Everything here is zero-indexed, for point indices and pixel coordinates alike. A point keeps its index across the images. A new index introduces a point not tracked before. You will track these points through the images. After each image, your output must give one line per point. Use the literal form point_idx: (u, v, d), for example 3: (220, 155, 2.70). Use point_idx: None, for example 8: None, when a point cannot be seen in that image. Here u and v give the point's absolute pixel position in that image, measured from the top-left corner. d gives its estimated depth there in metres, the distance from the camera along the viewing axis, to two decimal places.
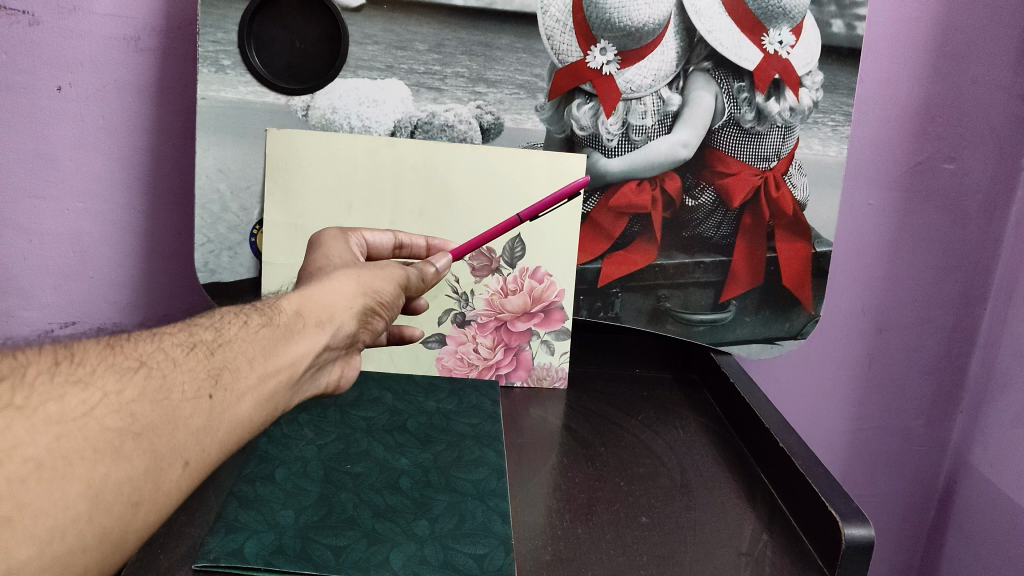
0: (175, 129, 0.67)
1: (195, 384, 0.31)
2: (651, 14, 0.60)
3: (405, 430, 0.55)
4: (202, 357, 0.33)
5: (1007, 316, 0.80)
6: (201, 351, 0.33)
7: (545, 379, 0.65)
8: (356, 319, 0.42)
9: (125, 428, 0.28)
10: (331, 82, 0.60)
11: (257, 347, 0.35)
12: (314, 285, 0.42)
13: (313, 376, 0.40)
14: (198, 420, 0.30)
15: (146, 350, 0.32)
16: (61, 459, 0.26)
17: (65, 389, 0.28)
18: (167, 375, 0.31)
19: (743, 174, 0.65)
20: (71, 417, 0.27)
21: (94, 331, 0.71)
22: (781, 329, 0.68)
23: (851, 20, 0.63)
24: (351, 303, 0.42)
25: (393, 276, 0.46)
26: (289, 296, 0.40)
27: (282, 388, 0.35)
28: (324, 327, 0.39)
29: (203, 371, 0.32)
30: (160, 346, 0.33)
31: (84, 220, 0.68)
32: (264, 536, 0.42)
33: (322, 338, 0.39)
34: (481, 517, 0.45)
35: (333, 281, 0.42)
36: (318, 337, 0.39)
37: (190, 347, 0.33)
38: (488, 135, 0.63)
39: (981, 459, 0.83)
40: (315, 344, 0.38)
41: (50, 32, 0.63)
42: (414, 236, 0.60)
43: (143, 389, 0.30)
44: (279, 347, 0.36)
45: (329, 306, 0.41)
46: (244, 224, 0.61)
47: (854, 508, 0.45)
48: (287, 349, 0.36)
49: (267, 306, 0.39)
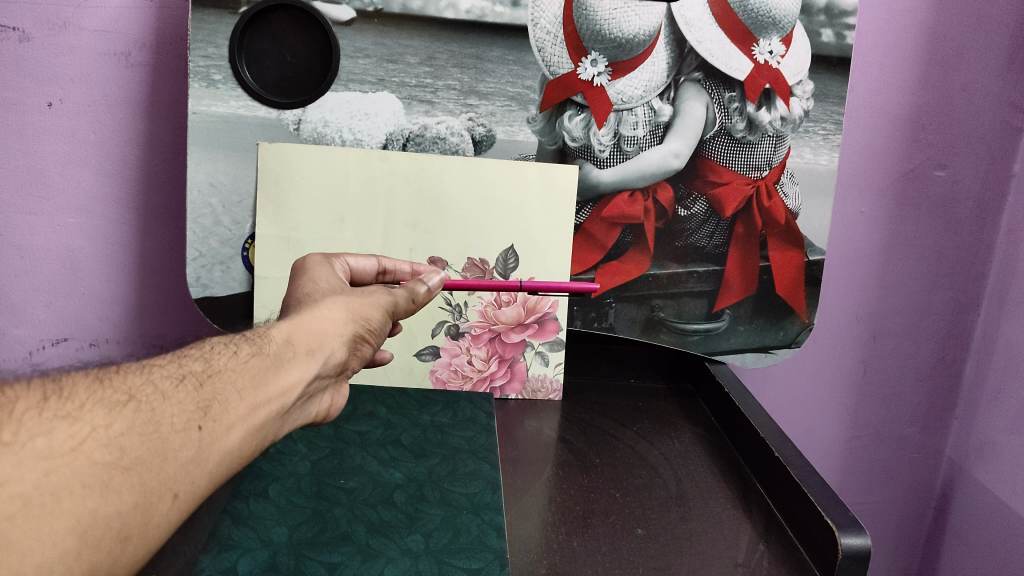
0: (167, 144, 0.67)
1: (184, 416, 0.31)
2: (641, 25, 0.61)
3: (399, 444, 0.54)
4: (192, 389, 0.33)
5: (1000, 322, 0.80)
6: (190, 383, 0.33)
7: (540, 392, 0.65)
8: (346, 345, 0.42)
9: (113, 462, 0.28)
10: (322, 96, 0.60)
11: (247, 377, 0.35)
12: (303, 313, 0.42)
13: (304, 405, 0.40)
14: (187, 452, 0.30)
15: (134, 382, 0.32)
16: (49, 495, 0.26)
17: (54, 423, 0.28)
18: (155, 408, 0.31)
19: (734, 184, 0.65)
20: (59, 452, 0.27)
21: (86, 347, 0.70)
22: (776, 338, 0.68)
23: (840, 30, 0.64)
24: (341, 330, 0.42)
25: (382, 302, 0.46)
26: (279, 325, 0.40)
27: (272, 418, 0.35)
28: (314, 356, 0.39)
29: (192, 403, 0.32)
30: (149, 378, 0.32)
31: (75, 235, 0.67)
32: (258, 553, 0.42)
33: (314, 366, 0.39)
34: (476, 532, 0.45)
35: (323, 308, 0.42)
36: (308, 366, 0.39)
37: (179, 378, 0.33)
38: (480, 147, 0.63)
39: (976, 466, 0.83)
40: (305, 373, 0.38)
41: (41, 48, 0.63)
42: (398, 261, 0.57)
43: (132, 423, 0.30)
44: (270, 376, 0.36)
45: (320, 334, 0.41)
46: (236, 238, 0.61)
47: (849, 517, 0.45)
48: (278, 378, 0.36)
49: (257, 335, 0.39)
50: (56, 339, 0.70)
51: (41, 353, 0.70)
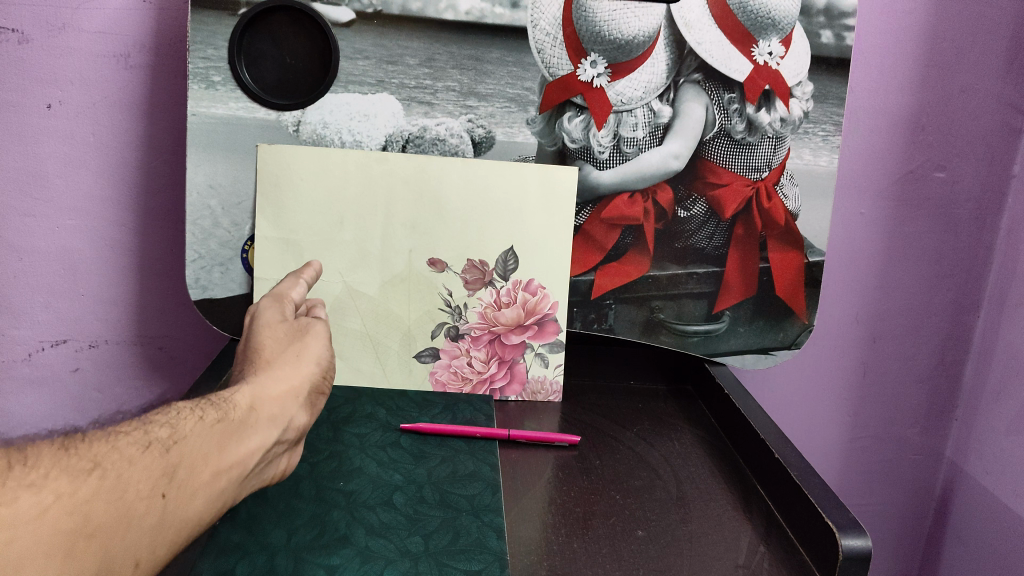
0: (166, 146, 0.67)
1: (151, 482, 0.32)
2: (640, 26, 0.61)
3: (398, 446, 0.54)
4: (161, 454, 0.33)
5: (1001, 323, 0.80)
6: (157, 449, 0.33)
7: (539, 394, 0.64)
8: (302, 407, 0.46)
9: (77, 529, 0.28)
10: (322, 98, 0.60)
11: (211, 443, 0.37)
12: (265, 378, 0.45)
13: (261, 470, 0.42)
14: (151, 519, 0.31)
15: (100, 451, 0.31)
16: (13, 564, 0.25)
17: (19, 491, 0.27)
18: (122, 475, 0.31)
19: (734, 185, 0.65)
20: (24, 519, 0.26)
21: (85, 349, 0.70)
22: (775, 339, 0.68)
23: (840, 31, 0.64)
24: (297, 392, 0.46)
25: (324, 333, 0.52)
26: (241, 390, 0.43)
27: (230, 485, 0.37)
28: (276, 422, 0.42)
29: (160, 468, 0.33)
30: (115, 444, 0.32)
31: (74, 237, 0.67)
32: (256, 556, 0.41)
33: (275, 432, 0.42)
34: (476, 533, 0.45)
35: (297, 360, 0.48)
36: (269, 432, 0.41)
37: (146, 444, 0.33)
38: (480, 149, 0.63)
39: (977, 467, 0.83)
40: (266, 438, 0.41)
41: (40, 49, 0.63)
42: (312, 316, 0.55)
43: (99, 489, 0.29)
44: (232, 443, 0.38)
45: (279, 399, 0.44)
46: (235, 240, 0.61)
47: (850, 518, 0.45)
48: (238, 446, 0.39)
49: (219, 400, 0.41)
50: (56, 341, 0.69)
51: (39, 355, 0.69)
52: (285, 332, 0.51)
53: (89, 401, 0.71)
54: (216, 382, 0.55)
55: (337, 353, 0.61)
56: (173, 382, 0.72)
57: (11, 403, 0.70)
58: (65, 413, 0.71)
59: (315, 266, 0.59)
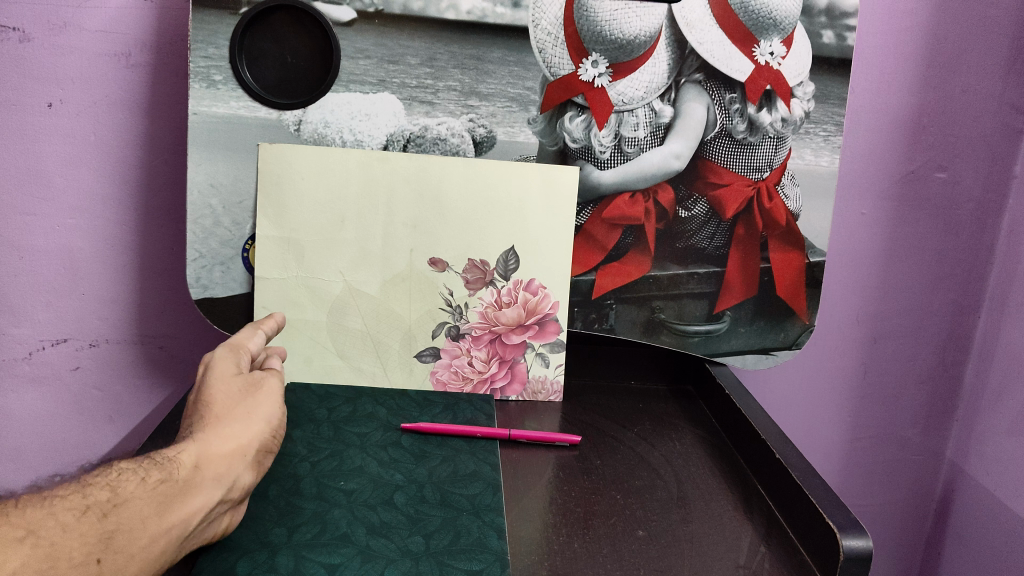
0: (167, 145, 0.67)
1: (84, 551, 0.32)
2: (642, 26, 0.61)
3: (399, 445, 0.54)
4: (96, 520, 0.33)
5: (1001, 324, 0.80)
6: (93, 515, 0.33)
7: (540, 393, 0.64)
8: (253, 463, 0.43)
9: None
10: (323, 97, 0.60)
11: (152, 507, 0.36)
12: (214, 431, 0.41)
13: (208, 527, 0.40)
14: None
15: (35, 516, 0.32)
16: None
17: None
18: (54, 544, 0.31)
19: (735, 185, 0.65)
20: None
21: (85, 348, 0.70)
22: (776, 339, 0.68)
23: (841, 31, 0.64)
24: (245, 450, 0.42)
25: (278, 390, 0.47)
26: (188, 444, 0.40)
27: (172, 546, 0.36)
28: (221, 483, 0.40)
29: (94, 535, 0.33)
30: (51, 510, 0.33)
31: (75, 236, 0.67)
32: (257, 554, 0.41)
33: (221, 491, 0.39)
34: (477, 533, 0.45)
35: (251, 413, 0.44)
36: (213, 493, 0.39)
37: (83, 510, 0.33)
38: (481, 148, 0.63)
39: (978, 468, 0.83)
40: (209, 501, 0.39)
41: (41, 48, 0.63)
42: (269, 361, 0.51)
43: (28, 560, 0.30)
44: (177, 503, 0.37)
45: (226, 457, 0.41)
46: (236, 239, 0.61)
47: (851, 519, 0.45)
48: (182, 507, 0.37)
49: (166, 456, 0.39)
50: (57, 340, 0.69)
51: (40, 354, 0.69)
52: (237, 383, 0.46)
53: (90, 400, 0.71)
54: None
55: (338, 352, 0.61)
56: (174, 381, 0.72)
57: (12, 402, 0.70)
58: (67, 412, 0.71)
59: (277, 319, 0.56)
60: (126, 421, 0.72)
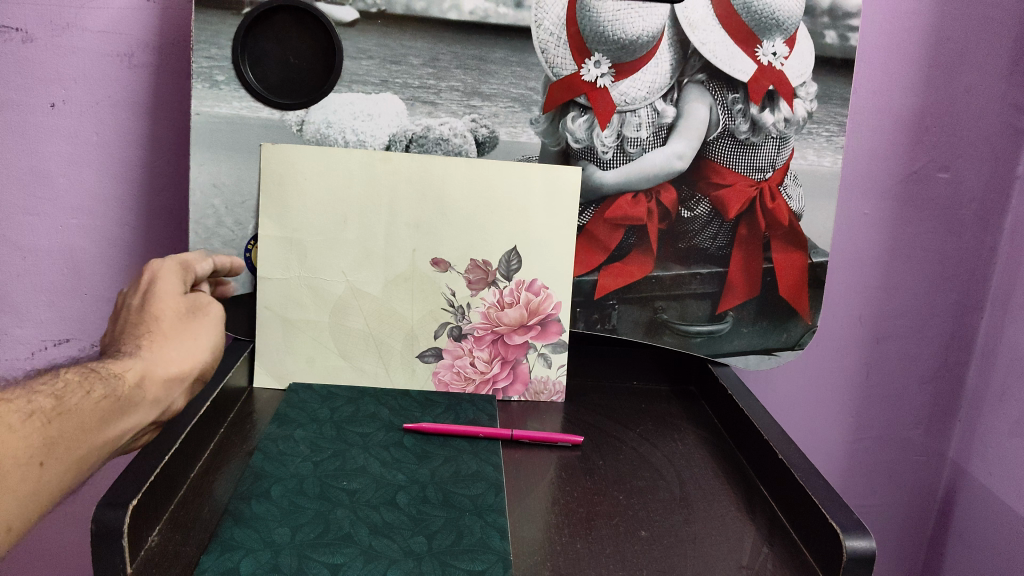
0: (170, 145, 0.67)
1: (30, 453, 0.38)
2: (644, 26, 0.61)
3: (402, 445, 0.54)
4: (42, 427, 0.39)
5: (1005, 324, 0.80)
6: (40, 421, 0.39)
7: (543, 394, 0.64)
8: (184, 387, 0.49)
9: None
10: (326, 97, 0.60)
11: (93, 420, 0.41)
12: (158, 354, 0.47)
13: (134, 437, 0.47)
14: (28, 487, 0.37)
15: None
16: None
17: None
18: (6, 444, 0.37)
19: (738, 186, 0.65)
20: None
21: (88, 349, 0.70)
22: (778, 340, 0.68)
23: (844, 31, 0.64)
24: (184, 376, 0.48)
25: (218, 320, 0.52)
26: (130, 362, 0.45)
27: (102, 454, 0.42)
28: (157, 404, 0.46)
29: (39, 439, 0.38)
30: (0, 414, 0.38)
31: (77, 236, 0.67)
32: (260, 554, 0.41)
33: (155, 411, 0.46)
34: (479, 533, 0.44)
35: (190, 342, 0.50)
36: (148, 411, 0.45)
37: (30, 415, 0.38)
38: (483, 149, 0.63)
39: (981, 469, 0.82)
40: (145, 417, 0.45)
41: (44, 48, 0.63)
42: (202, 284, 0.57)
43: None
44: (115, 420, 0.43)
45: (167, 381, 0.47)
46: (239, 239, 0.61)
47: (854, 519, 0.45)
48: (119, 423, 0.43)
49: (108, 370, 0.44)
50: (59, 340, 0.70)
51: (43, 353, 0.70)
52: (180, 308, 0.51)
53: None
54: (220, 381, 0.55)
55: (340, 353, 0.61)
56: None
57: None
58: None
59: (235, 263, 0.60)
60: None
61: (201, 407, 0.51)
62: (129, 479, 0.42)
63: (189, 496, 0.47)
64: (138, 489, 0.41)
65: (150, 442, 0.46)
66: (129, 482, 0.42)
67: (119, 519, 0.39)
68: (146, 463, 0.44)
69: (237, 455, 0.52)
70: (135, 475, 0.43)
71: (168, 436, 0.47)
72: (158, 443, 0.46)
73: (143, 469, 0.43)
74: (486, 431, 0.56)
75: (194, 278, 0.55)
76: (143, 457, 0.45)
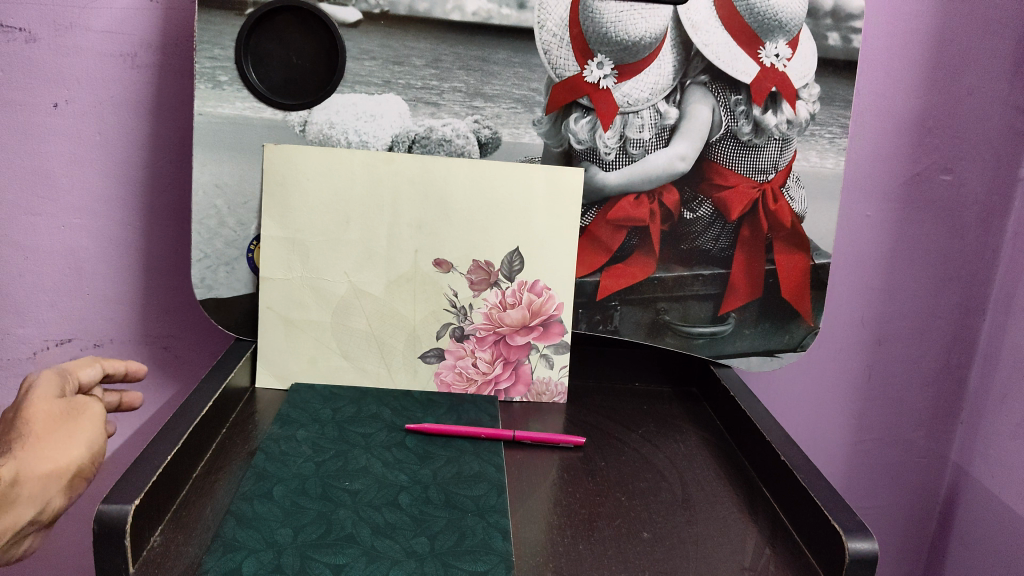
0: (172, 145, 0.67)
1: None
2: (647, 27, 0.61)
3: (404, 446, 0.54)
4: None
5: (1007, 326, 0.80)
6: None
7: (544, 395, 0.64)
8: (66, 489, 0.48)
9: None
10: (329, 98, 0.60)
11: None
12: (32, 453, 0.46)
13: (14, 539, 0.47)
14: None
15: None
16: None
17: None
18: None
19: (741, 187, 0.65)
20: None
21: (89, 349, 0.70)
22: (781, 342, 0.68)
23: (847, 33, 0.64)
24: (62, 475, 0.47)
25: (100, 420, 0.51)
26: (9, 457, 0.46)
27: None
28: (32, 502, 0.46)
29: None
30: None
31: (79, 236, 0.67)
32: (262, 554, 0.41)
33: (31, 510, 0.46)
34: (482, 534, 0.44)
35: (70, 440, 0.48)
36: (22, 513, 0.46)
37: None
38: (486, 149, 0.63)
39: (983, 471, 0.82)
40: (17, 519, 0.46)
41: (48, 48, 0.63)
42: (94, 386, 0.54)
43: None
44: None
45: (43, 479, 0.46)
46: (241, 239, 0.61)
47: (857, 521, 0.45)
48: None
49: None
50: (61, 340, 0.70)
51: (45, 354, 0.70)
52: (57, 412, 0.49)
53: None
54: (222, 381, 0.55)
55: (342, 353, 0.61)
56: (179, 382, 0.73)
57: None
58: None
59: (132, 368, 0.58)
60: (131, 421, 0.73)
61: (203, 407, 0.51)
62: (131, 479, 0.42)
63: (190, 496, 0.47)
64: (139, 488, 0.41)
65: (152, 441, 0.46)
66: (131, 482, 0.42)
67: (121, 519, 0.39)
68: (148, 463, 0.44)
69: (239, 455, 0.52)
70: (137, 475, 0.43)
71: (169, 436, 0.47)
72: (160, 443, 0.46)
73: (145, 469, 0.43)
74: (488, 432, 0.56)
75: (79, 384, 0.52)
76: (145, 457, 0.45)
